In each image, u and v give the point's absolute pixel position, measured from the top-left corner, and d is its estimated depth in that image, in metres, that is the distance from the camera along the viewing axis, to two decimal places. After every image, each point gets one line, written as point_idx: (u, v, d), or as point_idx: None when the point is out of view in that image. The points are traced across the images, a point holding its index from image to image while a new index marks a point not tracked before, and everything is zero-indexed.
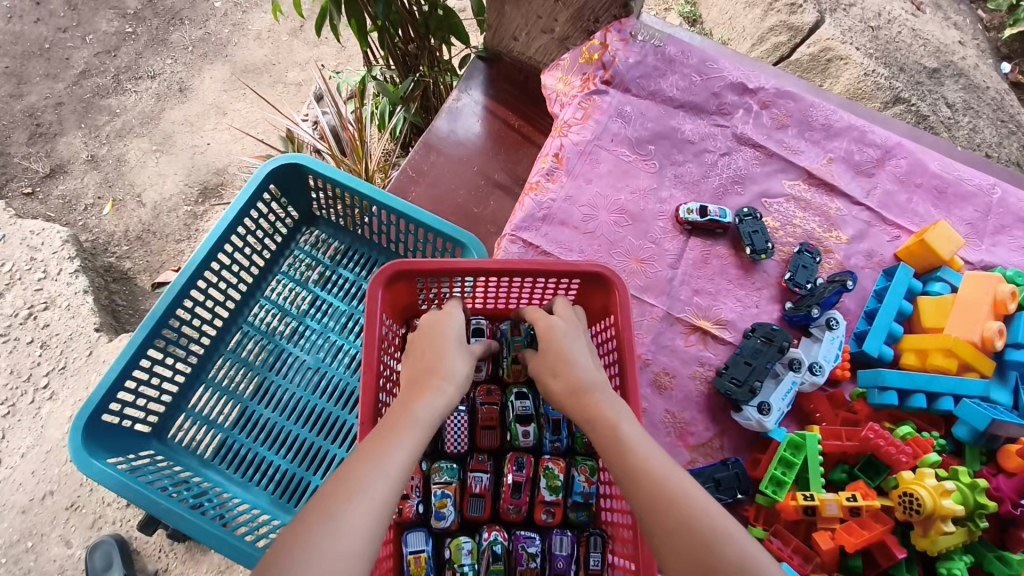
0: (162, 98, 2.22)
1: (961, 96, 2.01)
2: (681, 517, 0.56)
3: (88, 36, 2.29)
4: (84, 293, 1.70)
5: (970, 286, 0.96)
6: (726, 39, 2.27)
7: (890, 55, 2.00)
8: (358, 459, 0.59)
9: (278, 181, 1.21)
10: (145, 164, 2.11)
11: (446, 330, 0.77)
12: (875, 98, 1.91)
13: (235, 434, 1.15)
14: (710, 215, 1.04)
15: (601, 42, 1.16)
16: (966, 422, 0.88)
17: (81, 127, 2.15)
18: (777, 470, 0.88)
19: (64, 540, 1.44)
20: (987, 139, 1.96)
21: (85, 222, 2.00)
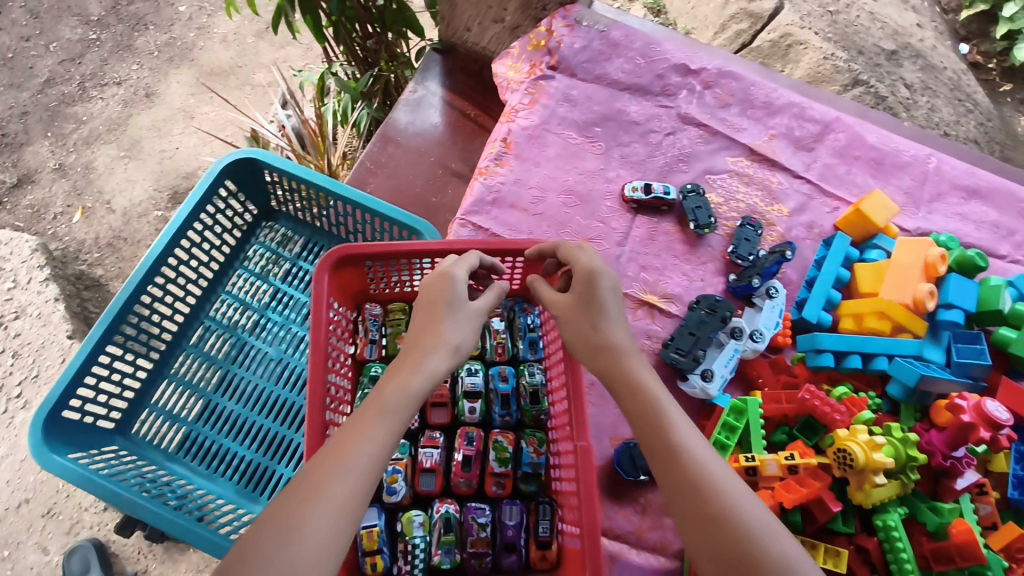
0: (129, 103, 2.22)
1: (919, 76, 2.05)
2: (714, 508, 0.57)
3: (52, 44, 2.29)
4: (55, 301, 1.70)
5: (903, 250, 1.00)
6: (689, 29, 2.22)
7: (847, 38, 2.05)
8: (350, 437, 0.64)
9: (234, 176, 1.23)
10: (114, 170, 2.11)
11: (452, 294, 0.78)
12: (834, 81, 1.95)
13: (199, 427, 1.17)
14: (655, 193, 1.07)
15: (547, 29, 1.20)
16: (898, 380, 0.92)
17: (48, 135, 2.15)
18: (720, 434, 0.92)
19: (41, 547, 1.44)
20: (945, 118, 1.99)
21: (55, 230, 2.00)
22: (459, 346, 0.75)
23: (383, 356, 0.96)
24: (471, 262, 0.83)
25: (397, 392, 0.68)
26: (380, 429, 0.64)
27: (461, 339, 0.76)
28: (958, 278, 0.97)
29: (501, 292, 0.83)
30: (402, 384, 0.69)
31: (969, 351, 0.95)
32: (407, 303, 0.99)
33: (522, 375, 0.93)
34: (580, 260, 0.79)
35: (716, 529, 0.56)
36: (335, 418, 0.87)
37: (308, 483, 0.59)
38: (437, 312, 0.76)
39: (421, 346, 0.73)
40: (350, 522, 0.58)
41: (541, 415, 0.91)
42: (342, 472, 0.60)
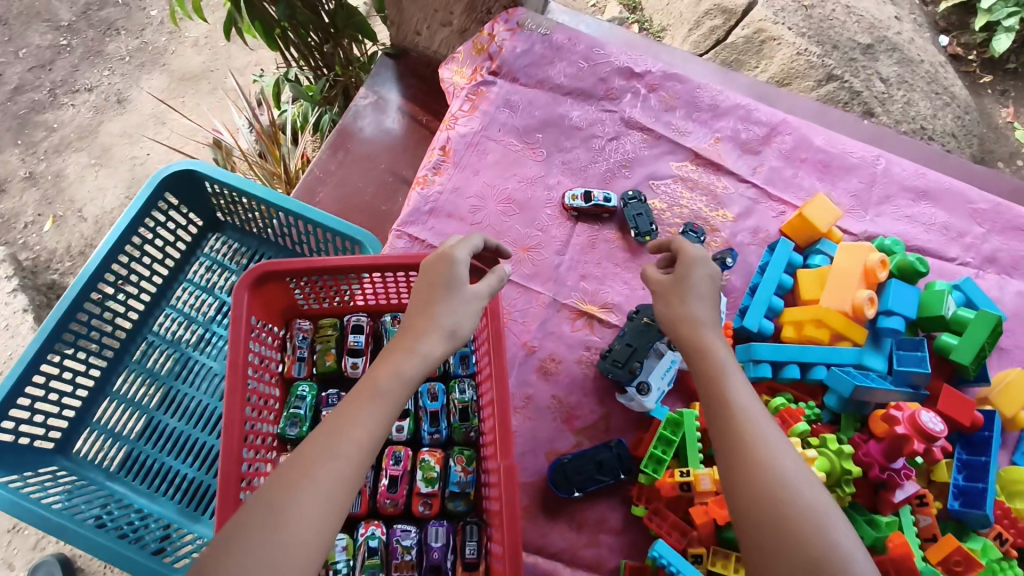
0: (100, 110, 2.19)
1: (896, 71, 1.99)
2: (770, 483, 0.59)
3: (20, 50, 2.25)
4: (22, 312, 1.86)
5: (843, 256, 0.98)
6: (663, 28, 2.15)
7: (823, 33, 1.97)
8: (350, 417, 0.63)
9: (175, 189, 1.20)
10: (85, 178, 2.09)
11: (451, 276, 0.74)
12: (807, 77, 1.93)
13: (141, 445, 1.15)
14: (594, 201, 1.05)
15: (489, 33, 1.17)
16: (834, 391, 0.91)
17: (18, 144, 2.12)
18: (657, 449, 0.91)
19: (6, 563, 1.42)
20: (921, 112, 1.96)
21: (25, 240, 1.99)
22: (455, 329, 0.72)
23: (313, 374, 0.94)
24: (471, 244, 0.80)
25: (389, 374, 0.66)
26: (374, 415, 0.64)
27: (457, 322, 0.72)
28: (899, 284, 0.95)
29: (501, 277, 0.79)
30: (395, 369, 0.67)
31: (910, 359, 0.93)
32: (339, 318, 0.98)
33: (452, 391, 0.91)
34: (685, 248, 0.82)
35: (770, 505, 0.58)
36: (256, 439, 0.84)
37: (296, 466, 0.59)
38: (434, 294, 0.74)
39: (418, 329, 0.71)
40: (335, 508, 0.58)
41: (471, 432, 0.90)
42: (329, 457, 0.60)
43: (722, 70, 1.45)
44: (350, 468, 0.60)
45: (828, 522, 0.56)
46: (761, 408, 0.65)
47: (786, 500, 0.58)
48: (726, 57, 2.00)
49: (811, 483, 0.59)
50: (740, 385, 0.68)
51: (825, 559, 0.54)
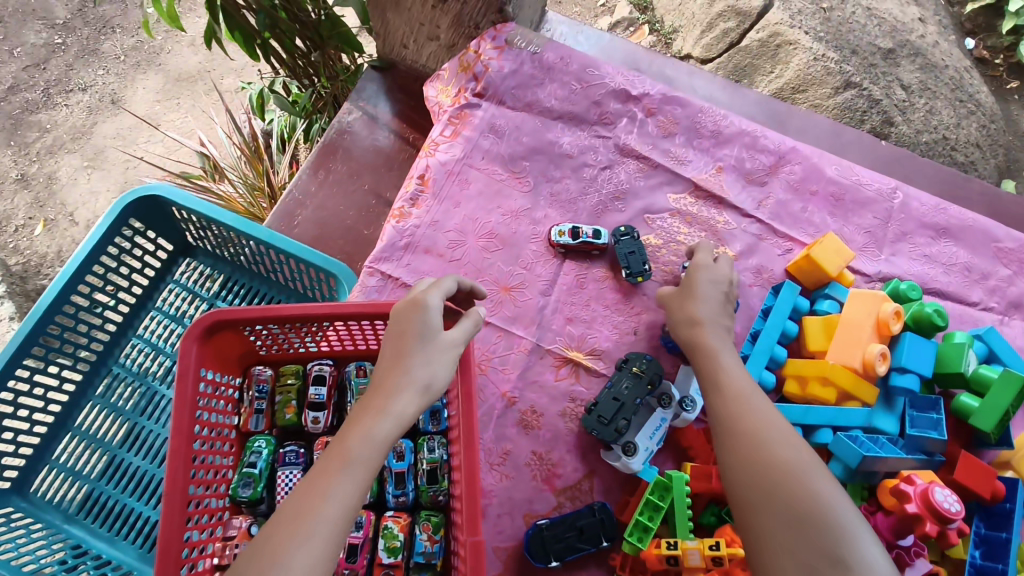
0: (94, 110, 2.13)
1: (918, 77, 1.88)
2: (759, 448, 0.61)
3: (15, 49, 2.17)
4: (10, 322, 1.79)
5: (854, 303, 0.89)
6: (676, 28, 2.06)
7: (841, 37, 1.85)
8: (319, 478, 0.56)
9: (141, 215, 1.14)
10: (77, 181, 2.04)
11: (422, 326, 0.68)
12: (825, 84, 1.80)
13: (101, 485, 1.09)
14: (583, 237, 0.97)
15: (476, 51, 1.08)
16: (840, 459, 0.83)
17: (11, 144, 2.06)
18: (642, 515, 0.82)
19: None
20: (944, 121, 1.85)
21: (16, 243, 1.94)
22: (431, 383, 0.65)
23: (272, 426, 0.88)
24: (444, 288, 0.73)
25: (360, 438, 0.59)
26: (348, 484, 0.56)
27: (433, 375, 0.65)
28: (915, 338, 0.87)
29: (478, 320, 0.72)
30: (366, 430, 0.60)
31: (924, 421, 0.85)
32: (302, 365, 0.91)
33: (420, 450, 0.84)
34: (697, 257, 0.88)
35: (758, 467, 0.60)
36: (203, 503, 0.77)
37: (264, 552, 0.51)
38: (407, 346, 0.66)
39: (387, 383, 0.63)
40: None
41: (439, 496, 0.82)
42: (302, 536, 0.52)
43: (730, 84, 1.36)
44: (325, 540, 0.53)
45: (812, 481, 0.56)
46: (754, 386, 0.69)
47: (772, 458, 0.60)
48: (739, 61, 1.92)
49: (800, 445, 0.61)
50: (738, 371, 0.72)
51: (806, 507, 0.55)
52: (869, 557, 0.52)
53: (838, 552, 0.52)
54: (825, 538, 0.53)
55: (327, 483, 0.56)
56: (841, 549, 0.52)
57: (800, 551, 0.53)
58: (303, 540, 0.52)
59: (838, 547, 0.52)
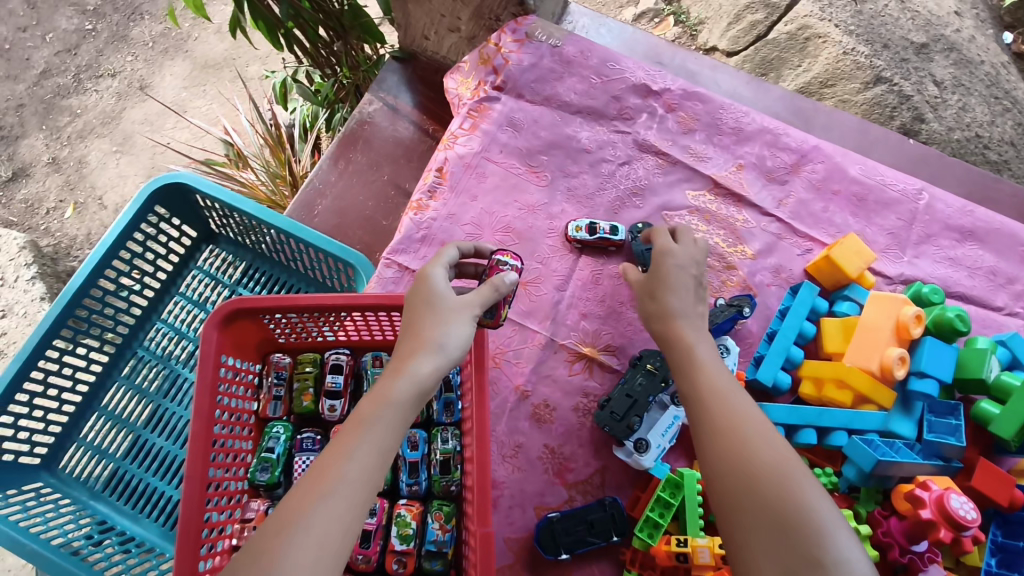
0: (123, 96, 2.17)
1: (951, 72, 1.83)
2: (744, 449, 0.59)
3: (48, 34, 2.22)
4: (40, 302, 1.75)
5: (873, 306, 0.88)
6: (701, 20, 2.02)
7: (873, 31, 1.81)
8: (338, 445, 0.57)
9: (165, 202, 1.16)
10: (107, 165, 2.08)
11: (431, 293, 0.69)
12: (854, 78, 1.77)
13: (126, 464, 1.12)
14: (600, 233, 0.98)
15: (496, 44, 1.08)
16: (854, 462, 0.82)
17: (43, 128, 2.11)
18: (652, 512, 0.83)
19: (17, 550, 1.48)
20: (977, 119, 1.80)
21: (47, 226, 1.99)
22: (450, 343, 0.66)
23: (289, 413, 0.90)
24: (446, 260, 0.75)
25: (376, 400, 0.61)
26: (368, 445, 0.57)
27: (447, 336, 0.66)
28: (935, 343, 0.85)
29: (494, 287, 0.72)
30: (384, 395, 0.61)
31: (942, 427, 0.84)
32: (320, 354, 0.93)
33: (434, 441, 0.85)
34: (658, 243, 0.84)
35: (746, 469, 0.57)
36: (221, 486, 0.80)
37: (286, 511, 0.53)
38: (420, 313, 0.69)
39: (406, 351, 0.66)
40: (340, 546, 0.52)
41: (451, 486, 0.83)
42: (321, 496, 0.53)
43: (754, 80, 1.34)
44: (345, 502, 0.54)
45: (791, 477, 0.56)
46: (730, 379, 0.67)
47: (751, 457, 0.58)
48: (766, 54, 1.87)
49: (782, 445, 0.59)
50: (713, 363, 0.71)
51: (791, 512, 0.53)
52: (847, 556, 0.50)
53: (820, 557, 0.50)
54: (807, 541, 0.51)
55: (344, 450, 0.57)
56: (817, 544, 0.51)
57: (784, 557, 0.51)
58: (323, 499, 0.53)
59: (818, 549, 0.50)
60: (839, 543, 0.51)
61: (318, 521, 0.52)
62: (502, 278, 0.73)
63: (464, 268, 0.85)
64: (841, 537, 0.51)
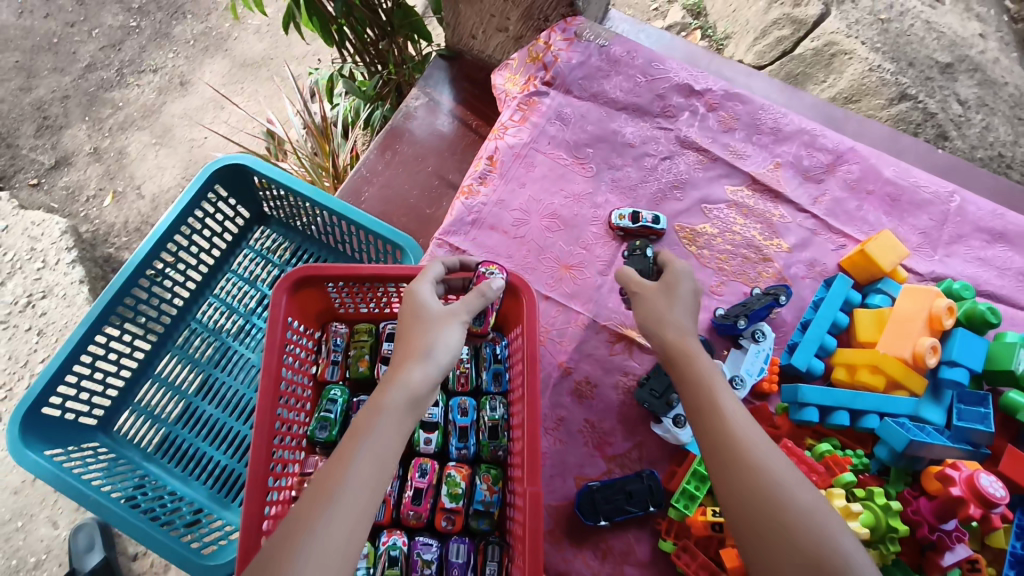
0: (164, 91, 2.25)
1: (976, 92, 1.87)
2: (738, 455, 0.60)
3: (94, 30, 2.32)
4: (79, 284, 1.84)
5: (906, 299, 0.92)
6: (728, 34, 2.10)
7: (898, 49, 1.86)
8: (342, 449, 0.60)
9: (225, 182, 1.22)
10: (146, 157, 2.14)
11: (418, 305, 0.73)
12: (879, 94, 1.82)
13: (178, 429, 1.17)
14: (643, 221, 1.02)
15: (546, 43, 1.14)
16: (886, 442, 0.85)
17: (85, 119, 2.19)
18: (689, 484, 0.87)
19: (51, 521, 1.52)
20: (1001, 138, 1.84)
21: (87, 214, 2.04)
22: (441, 350, 0.69)
23: (345, 377, 0.95)
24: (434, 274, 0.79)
25: (374, 409, 0.63)
26: (367, 445, 0.60)
27: (435, 342, 0.69)
28: (967, 334, 0.89)
29: (484, 294, 0.75)
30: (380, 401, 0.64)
31: (970, 415, 0.87)
32: (375, 325, 0.98)
33: (483, 408, 0.89)
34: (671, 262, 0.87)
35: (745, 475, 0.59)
36: (285, 440, 0.85)
37: (291, 524, 0.55)
38: (410, 324, 0.71)
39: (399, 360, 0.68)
40: (348, 544, 0.54)
41: (499, 450, 0.87)
42: (325, 501, 0.56)
43: (788, 87, 1.39)
44: (347, 501, 0.56)
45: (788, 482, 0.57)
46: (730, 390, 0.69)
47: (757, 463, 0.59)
48: (792, 69, 1.92)
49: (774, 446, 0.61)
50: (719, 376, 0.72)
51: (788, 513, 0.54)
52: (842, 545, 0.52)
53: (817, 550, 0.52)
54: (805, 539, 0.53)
55: (346, 455, 0.59)
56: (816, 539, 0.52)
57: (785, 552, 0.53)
58: (328, 507, 0.55)
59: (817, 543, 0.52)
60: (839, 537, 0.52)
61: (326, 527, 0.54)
62: (490, 283, 0.76)
63: (451, 283, 0.88)
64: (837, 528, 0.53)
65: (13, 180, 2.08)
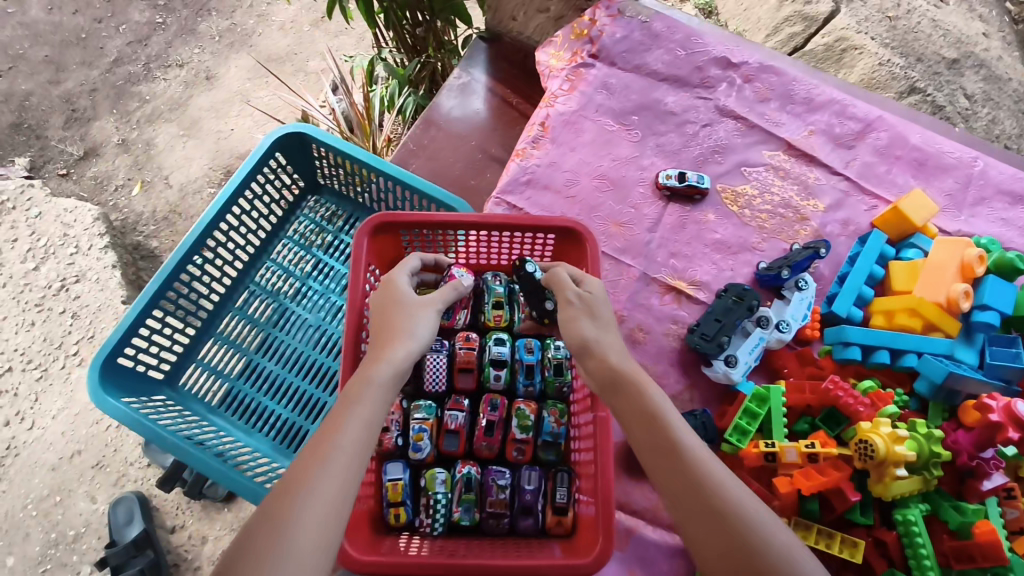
0: (190, 85, 2.31)
1: (981, 87, 1.94)
2: (680, 460, 0.63)
3: (121, 26, 2.39)
4: (112, 269, 1.80)
5: (939, 249, 0.99)
6: (741, 31, 2.14)
7: (906, 45, 1.95)
8: (335, 421, 0.65)
9: (285, 150, 1.28)
10: (174, 148, 2.19)
11: (398, 292, 0.80)
12: (889, 88, 1.87)
13: (240, 384, 1.23)
14: (688, 181, 1.09)
15: (590, 19, 1.22)
16: (926, 377, 0.92)
17: (113, 112, 2.24)
18: (741, 419, 0.93)
19: (89, 496, 1.51)
20: (1006, 131, 1.91)
21: (115, 203, 2.08)
22: (418, 335, 0.76)
23: None
24: (410, 268, 0.85)
25: (359, 381, 0.68)
26: (359, 417, 0.65)
27: (414, 326, 0.76)
28: (996, 280, 0.96)
29: (456, 289, 0.84)
30: (367, 376, 0.69)
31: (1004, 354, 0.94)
32: None
33: (547, 348, 0.95)
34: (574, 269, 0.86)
35: (687, 479, 0.62)
36: None
37: (291, 483, 0.59)
38: (390, 313, 0.77)
39: (380, 342, 0.74)
40: (343, 502, 0.59)
41: (563, 387, 0.93)
42: (321, 466, 0.60)
43: None
44: (343, 463, 0.61)
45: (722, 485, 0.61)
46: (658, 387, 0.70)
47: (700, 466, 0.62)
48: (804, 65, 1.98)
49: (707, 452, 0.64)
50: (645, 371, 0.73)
51: (728, 513, 0.59)
52: (776, 540, 0.58)
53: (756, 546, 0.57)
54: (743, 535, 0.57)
55: (341, 424, 0.64)
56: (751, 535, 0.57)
57: (726, 548, 0.57)
58: (324, 467, 0.60)
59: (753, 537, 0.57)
60: (775, 535, 0.58)
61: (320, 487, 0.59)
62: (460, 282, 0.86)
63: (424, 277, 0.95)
64: (769, 526, 0.58)
65: (43, 169, 2.13)
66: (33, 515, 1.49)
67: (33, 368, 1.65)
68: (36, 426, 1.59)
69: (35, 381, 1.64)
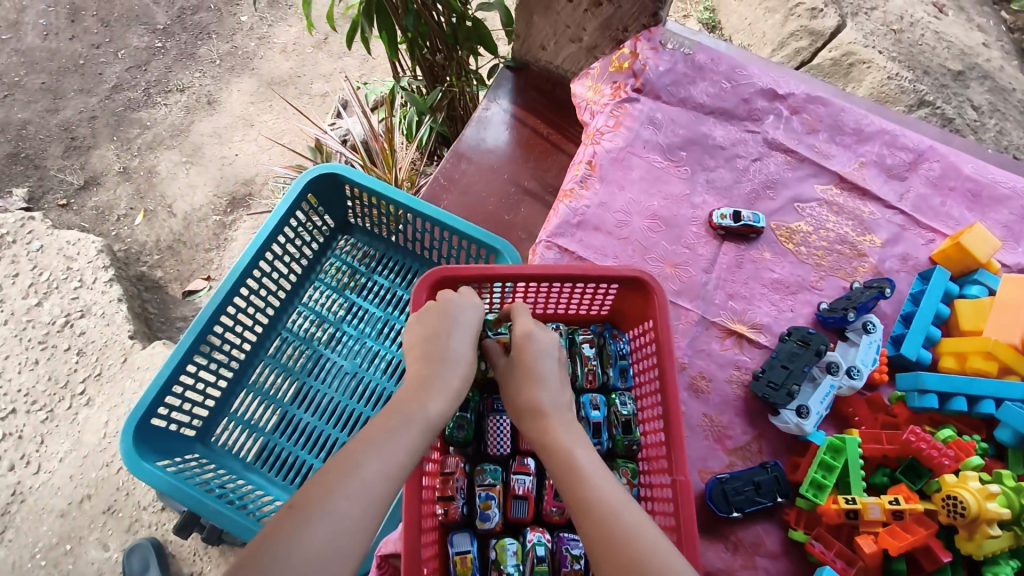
0: (191, 110, 2.24)
1: (987, 98, 1.93)
2: (587, 515, 0.59)
3: (120, 51, 2.33)
4: (118, 302, 1.71)
5: (1008, 288, 0.96)
6: (746, 45, 2.16)
7: (913, 59, 1.93)
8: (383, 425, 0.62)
9: (316, 191, 1.23)
10: (176, 175, 2.12)
11: (459, 308, 0.76)
12: (900, 101, 1.84)
13: (276, 438, 1.17)
14: (744, 220, 1.06)
15: (631, 51, 1.17)
16: (1009, 425, 0.88)
17: (114, 140, 2.17)
18: (816, 474, 0.88)
19: (101, 543, 1.42)
20: (1015, 141, 1.88)
21: (118, 232, 2.01)
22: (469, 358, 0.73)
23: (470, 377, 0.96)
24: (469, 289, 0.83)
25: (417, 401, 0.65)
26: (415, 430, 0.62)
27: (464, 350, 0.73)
28: None
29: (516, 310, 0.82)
30: (434, 392, 0.67)
31: None
32: None
33: (614, 404, 0.90)
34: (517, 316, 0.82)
35: (598, 535, 0.57)
36: None
37: (338, 470, 0.56)
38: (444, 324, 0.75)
39: (430, 358, 0.71)
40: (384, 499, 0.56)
41: (634, 445, 0.88)
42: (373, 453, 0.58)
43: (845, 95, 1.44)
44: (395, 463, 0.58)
45: (628, 532, 0.56)
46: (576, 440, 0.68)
47: (610, 513, 0.58)
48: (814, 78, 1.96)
49: (617, 499, 0.60)
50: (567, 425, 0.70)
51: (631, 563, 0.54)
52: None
53: None
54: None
55: (389, 427, 0.61)
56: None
57: None
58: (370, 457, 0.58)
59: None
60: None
61: (339, 509, 0.53)
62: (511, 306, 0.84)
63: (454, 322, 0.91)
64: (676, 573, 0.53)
65: (42, 200, 2.06)
66: (42, 566, 1.40)
67: (39, 410, 1.56)
68: (41, 471, 1.50)
69: (40, 424, 1.55)
